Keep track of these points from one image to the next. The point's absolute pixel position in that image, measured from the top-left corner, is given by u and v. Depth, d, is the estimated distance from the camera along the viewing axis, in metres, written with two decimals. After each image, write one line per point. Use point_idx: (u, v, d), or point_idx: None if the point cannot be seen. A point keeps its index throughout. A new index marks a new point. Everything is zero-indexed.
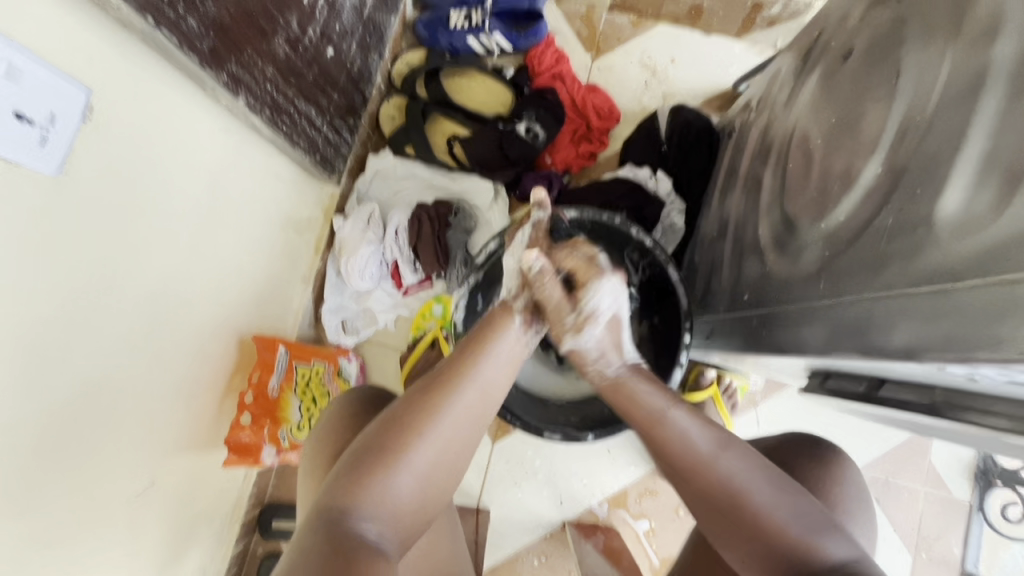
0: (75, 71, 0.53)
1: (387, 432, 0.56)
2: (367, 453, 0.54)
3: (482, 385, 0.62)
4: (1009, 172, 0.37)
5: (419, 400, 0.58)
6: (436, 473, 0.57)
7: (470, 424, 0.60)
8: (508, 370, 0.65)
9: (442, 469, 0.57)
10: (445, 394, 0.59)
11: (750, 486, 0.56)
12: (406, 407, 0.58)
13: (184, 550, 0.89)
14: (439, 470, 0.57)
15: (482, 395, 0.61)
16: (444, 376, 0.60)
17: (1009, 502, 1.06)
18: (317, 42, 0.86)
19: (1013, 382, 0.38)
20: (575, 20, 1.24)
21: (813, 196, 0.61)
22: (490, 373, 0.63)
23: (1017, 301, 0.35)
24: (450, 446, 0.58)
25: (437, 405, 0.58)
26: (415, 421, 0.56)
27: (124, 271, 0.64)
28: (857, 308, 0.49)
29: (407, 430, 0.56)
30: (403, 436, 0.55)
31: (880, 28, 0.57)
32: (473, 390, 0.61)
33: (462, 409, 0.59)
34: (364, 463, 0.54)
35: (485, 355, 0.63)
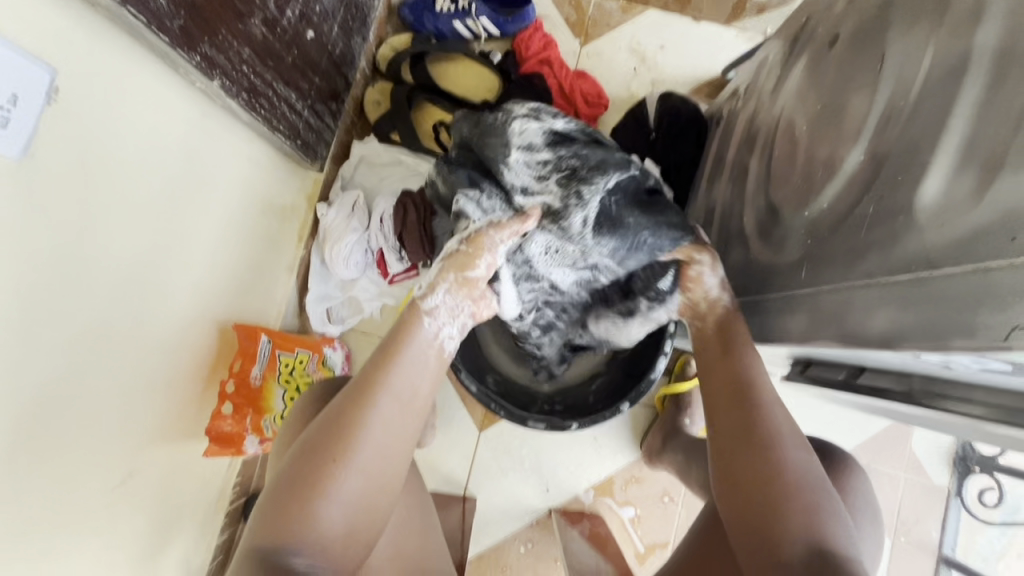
0: (37, 50, 0.51)
1: (303, 461, 0.54)
2: (284, 489, 0.53)
3: (398, 391, 0.60)
4: (987, 158, 0.37)
5: (336, 424, 0.56)
6: (368, 489, 0.55)
7: (398, 433, 0.58)
8: (427, 371, 0.63)
9: (373, 483, 0.56)
10: (365, 405, 0.57)
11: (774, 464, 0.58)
12: (322, 428, 0.56)
13: (167, 540, 0.89)
14: (372, 486, 0.56)
15: (400, 402, 0.59)
16: (359, 388, 0.59)
17: (986, 489, 1.09)
18: (296, 23, 0.84)
19: (986, 370, 0.38)
20: (564, 5, 1.22)
21: (797, 185, 0.61)
22: (412, 378, 0.61)
23: (988, 289, 0.35)
24: (380, 461, 0.56)
25: (352, 421, 0.56)
26: (332, 445, 0.55)
27: (95, 258, 0.63)
28: (837, 296, 0.49)
29: (324, 456, 0.54)
30: (322, 462, 0.54)
31: (865, 14, 0.56)
32: (388, 394, 0.59)
33: (380, 416, 0.57)
34: (282, 500, 0.52)
35: (397, 364, 0.61)
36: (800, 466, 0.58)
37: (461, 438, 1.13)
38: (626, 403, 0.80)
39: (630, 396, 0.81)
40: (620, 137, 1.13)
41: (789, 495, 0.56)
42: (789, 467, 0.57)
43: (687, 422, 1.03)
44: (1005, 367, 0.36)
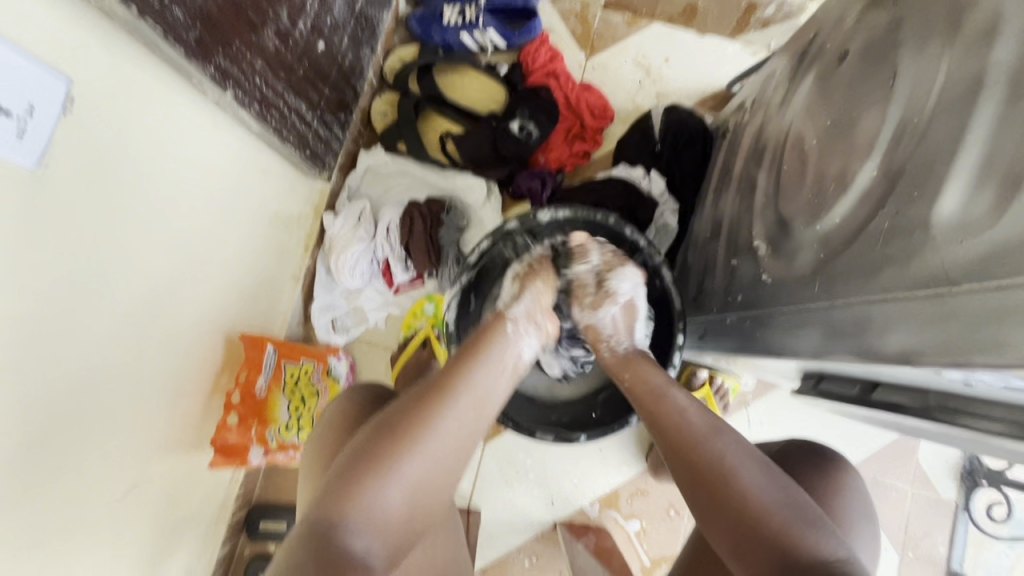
0: (54, 61, 0.51)
1: (377, 439, 0.56)
2: (357, 462, 0.54)
3: (478, 391, 0.62)
4: (1007, 175, 0.37)
5: (416, 410, 0.58)
6: (428, 479, 0.56)
7: (465, 434, 0.59)
8: (501, 377, 0.65)
9: (436, 476, 0.57)
10: (445, 401, 0.59)
11: (754, 491, 0.57)
12: (398, 412, 0.58)
13: (169, 553, 0.88)
14: (433, 477, 0.56)
15: (476, 405, 0.61)
16: (439, 383, 0.61)
17: (994, 502, 1.07)
18: (308, 35, 0.85)
19: (1008, 387, 0.38)
20: (570, 18, 1.23)
21: (808, 199, 0.61)
22: (487, 384, 0.63)
23: (1010, 306, 0.34)
24: (444, 456, 0.57)
25: (431, 410, 0.58)
26: (404, 429, 0.56)
27: (105, 268, 0.63)
28: (852, 311, 0.49)
29: (399, 440, 0.55)
30: (394, 443, 0.55)
31: (876, 31, 0.57)
32: (468, 394, 0.61)
33: (457, 415, 0.59)
34: (351, 473, 0.53)
35: (479, 363, 0.64)
36: (762, 493, 0.56)
37: None
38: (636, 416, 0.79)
39: None
40: (625, 149, 1.14)
41: (775, 524, 0.54)
42: (754, 495, 0.56)
43: None
44: None
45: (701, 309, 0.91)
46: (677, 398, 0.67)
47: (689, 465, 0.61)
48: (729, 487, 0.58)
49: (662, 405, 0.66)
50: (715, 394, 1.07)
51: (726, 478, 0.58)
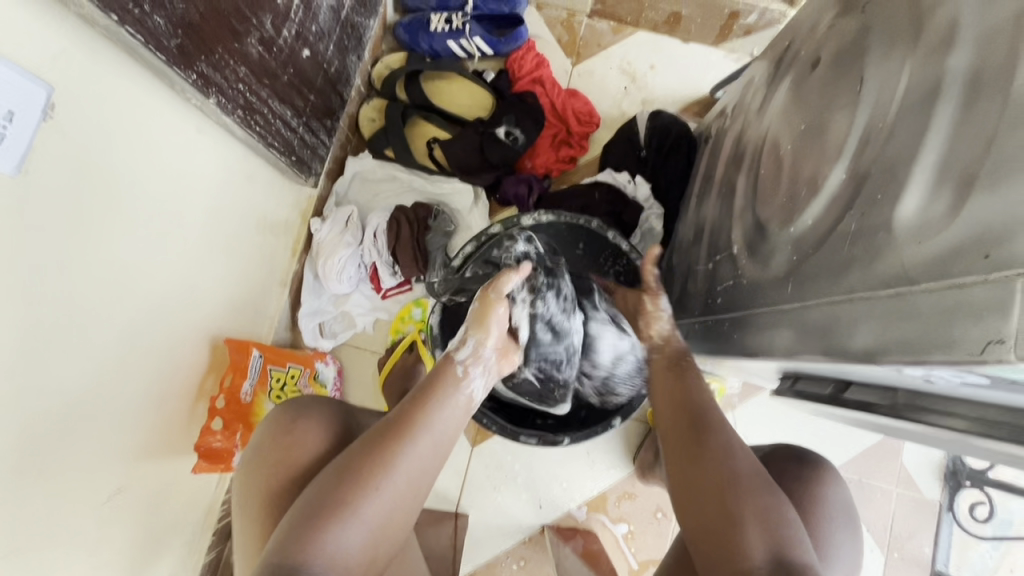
0: (33, 68, 0.51)
1: (336, 482, 0.55)
2: (317, 507, 0.54)
3: (438, 428, 0.60)
4: (962, 177, 0.38)
5: (373, 445, 0.58)
6: (387, 521, 0.56)
7: (425, 474, 0.59)
8: (461, 413, 0.63)
9: (394, 518, 0.57)
10: (403, 438, 0.58)
11: (750, 481, 0.57)
12: (357, 454, 0.57)
13: (152, 560, 0.87)
14: (392, 518, 0.56)
15: (436, 445, 0.60)
16: (402, 416, 0.60)
17: (977, 503, 1.09)
18: (292, 42, 0.85)
19: (968, 384, 0.39)
20: (556, 25, 1.25)
21: (782, 202, 0.62)
22: (448, 422, 0.61)
23: (963, 304, 0.35)
24: (402, 495, 0.57)
25: (389, 447, 0.57)
26: (363, 472, 0.56)
27: (87, 272, 0.63)
28: (821, 311, 0.50)
29: (356, 479, 0.55)
30: (355, 485, 0.55)
31: (845, 38, 0.58)
32: (430, 430, 0.60)
33: (416, 450, 0.58)
34: (310, 518, 0.53)
35: (441, 401, 0.62)
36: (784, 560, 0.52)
37: (453, 453, 1.12)
38: (619, 419, 0.82)
39: (622, 411, 0.84)
40: (611, 154, 1.15)
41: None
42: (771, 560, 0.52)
43: None
44: (983, 380, 0.36)
45: (684, 312, 0.92)
46: (727, 437, 0.61)
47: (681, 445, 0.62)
48: (746, 547, 0.53)
49: (707, 458, 0.59)
50: None
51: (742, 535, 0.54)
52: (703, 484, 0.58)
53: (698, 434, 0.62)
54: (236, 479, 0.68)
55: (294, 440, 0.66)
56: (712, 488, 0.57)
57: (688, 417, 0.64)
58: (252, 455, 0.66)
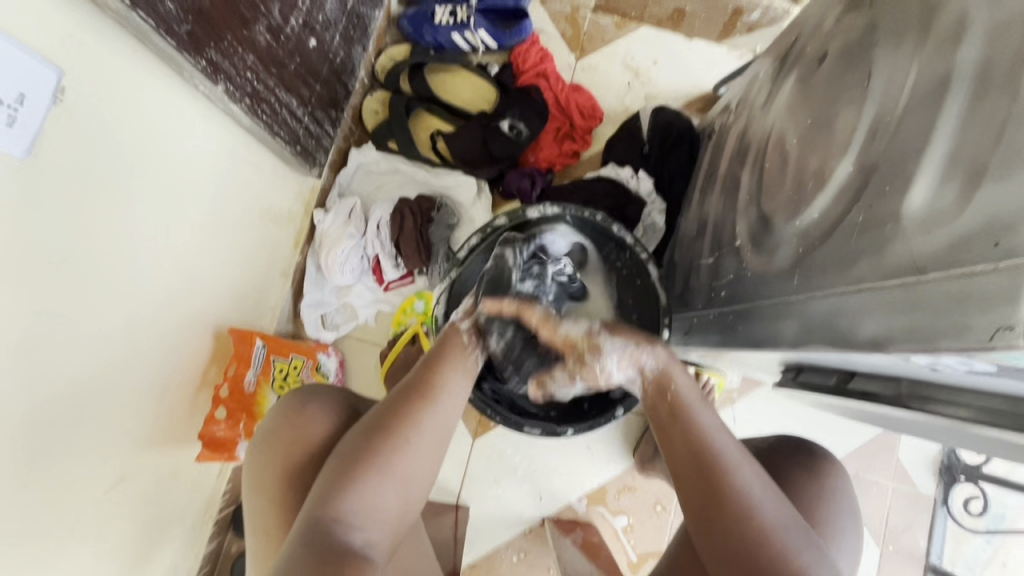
0: (44, 51, 0.51)
1: (364, 443, 0.58)
2: (349, 465, 0.57)
3: (455, 396, 0.64)
4: (971, 168, 0.39)
5: (400, 410, 0.60)
6: (417, 478, 0.59)
7: (447, 433, 0.62)
8: (474, 377, 0.67)
9: (422, 475, 0.60)
10: (426, 401, 0.61)
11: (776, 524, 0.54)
12: (382, 416, 0.60)
13: (154, 549, 0.87)
14: (420, 476, 0.59)
15: (454, 403, 0.64)
16: (422, 383, 0.63)
17: (971, 497, 1.10)
18: (299, 31, 0.85)
19: (972, 371, 0.39)
20: (560, 20, 1.25)
21: (788, 196, 0.63)
22: (463, 381, 0.65)
23: (972, 292, 0.36)
24: (427, 457, 0.60)
25: (414, 411, 0.60)
26: (392, 431, 0.59)
27: (94, 258, 0.63)
28: (829, 301, 0.50)
29: (386, 439, 0.58)
30: (383, 445, 0.58)
31: (853, 33, 0.59)
32: (449, 398, 0.63)
33: (438, 415, 0.62)
34: (341, 478, 0.56)
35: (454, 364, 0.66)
36: (779, 522, 0.54)
37: (454, 446, 1.13)
38: (621, 409, 0.83)
39: (624, 401, 0.84)
40: (613, 149, 1.16)
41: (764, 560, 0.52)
42: (770, 525, 0.54)
43: None
44: (990, 368, 0.37)
45: (686, 305, 0.93)
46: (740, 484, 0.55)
47: (696, 485, 0.57)
48: None
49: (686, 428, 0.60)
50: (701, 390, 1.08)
51: (738, 503, 0.55)
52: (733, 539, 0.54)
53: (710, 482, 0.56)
54: (248, 460, 0.68)
55: (305, 418, 0.66)
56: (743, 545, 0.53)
57: (689, 459, 0.58)
58: (263, 437, 0.67)
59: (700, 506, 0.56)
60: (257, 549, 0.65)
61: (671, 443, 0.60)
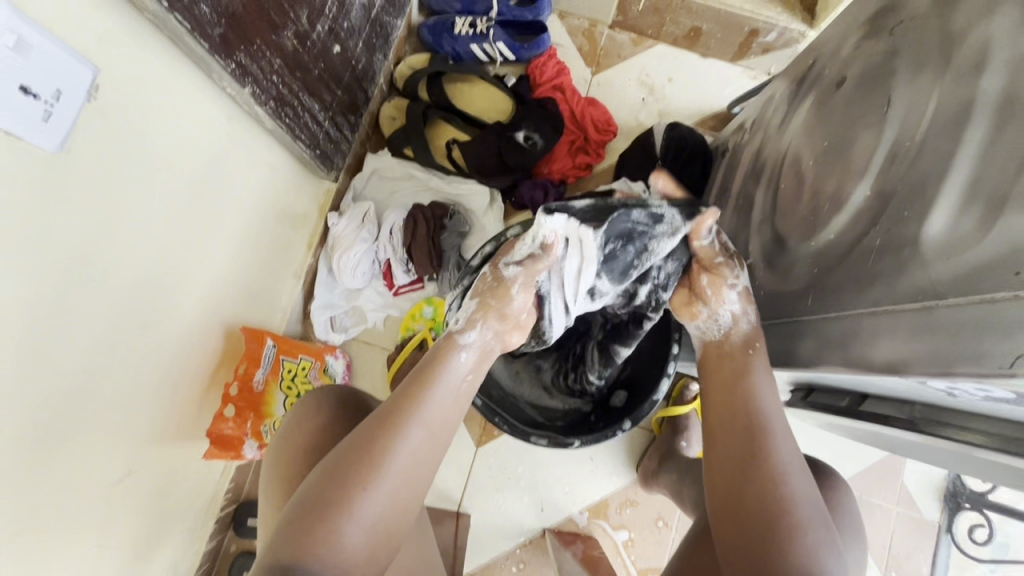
0: (81, 48, 0.52)
1: (331, 480, 0.54)
2: (310, 506, 0.53)
3: (430, 422, 0.59)
4: (992, 196, 0.40)
5: (367, 442, 0.56)
6: (386, 516, 0.55)
7: (425, 461, 0.58)
8: (457, 403, 0.62)
9: (394, 511, 0.56)
10: (395, 432, 0.57)
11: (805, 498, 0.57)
12: (346, 451, 0.56)
13: (155, 545, 0.87)
14: (389, 514, 0.55)
15: (431, 433, 0.58)
16: (395, 410, 0.58)
17: (976, 525, 1.09)
18: (324, 38, 0.87)
19: (989, 398, 0.40)
20: (578, 35, 1.27)
21: (804, 217, 0.63)
22: (440, 409, 0.60)
23: (994, 319, 0.36)
24: (399, 489, 0.56)
25: (383, 443, 0.56)
26: (356, 466, 0.54)
27: (116, 253, 0.64)
28: (843, 322, 0.51)
29: (351, 478, 0.54)
30: (346, 483, 0.54)
31: (871, 59, 0.60)
32: (422, 425, 0.58)
33: (409, 447, 0.57)
34: (304, 520, 0.52)
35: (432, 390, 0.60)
36: (807, 502, 0.56)
37: (457, 453, 1.13)
38: (629, 422, 0.80)
39: (633, 415, 0.82)
40: (627, 164, 1.16)
41: (788, 528, 0.54)
42: (800, 504, 0.56)
43: (685, 446, 1.02)
44: (1008, 395, 0.37)
45: None
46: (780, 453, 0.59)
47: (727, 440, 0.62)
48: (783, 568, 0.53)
49: (738, 399, 0.63)
50: None
51: (776, 473, 0.58)
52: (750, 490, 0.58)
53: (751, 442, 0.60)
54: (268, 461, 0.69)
55: (311, 426, 0.67)
56: (759, 498, 0.57)
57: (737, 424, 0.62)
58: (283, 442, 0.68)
59: (731, 468, 0.60)
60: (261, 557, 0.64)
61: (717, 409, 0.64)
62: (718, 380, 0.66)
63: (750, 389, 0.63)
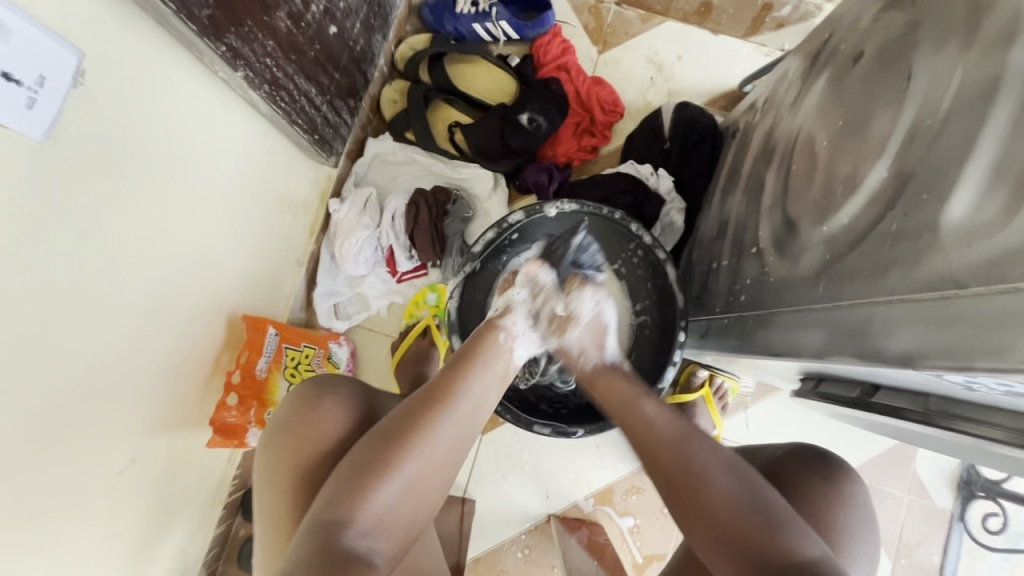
0: (65, 32, 0.51)
1: (379, 446, 0.58)
2: (359, 467, 0.56)
3: (474, 398, 0.64)
4: (1018, 179, 0.37)
5: (416, 413, 0.60)
6: (428, 483, 0.59)
7: (463, 436, 0.62)
8: (497, 384, 0.67)
9: (434, 479, 0.59)
10: (442, 407, 0.61)
11: (732, 495, 0.57)
12: (395, 421, 0.59)
13: (164, 531, 0.88)
14: (430, 480, 0.59)
15: (473, 409, 0.63)
16: (441, 387, 0.63)
17: (990, 514, 1.07)
18: (320, 19, 0.84)
19: (1010, 393, 0.37)
20: (584, 12, 1.22)
21: (816, 200, 0.61)
22: (481, 389, 0.64)
23: (1016, 311, 0.34)
24: (441, 459, 0.60)
25: (431, 415, 0.60)
26: (407, 437, 0.58)
27: (109, 242, 0.63)
28: (857, 313, 0.48)
29: (401, 444, 0.58)
30: (395, 449, 0.57)
31: (892, 31, 0.56)
32: (468, 401, 0.63)
33: (454, 419, 0.61)
34: (353, 481, 0.55)
35: (478, 368, 0.65)
36: (730, 495, 0.57)
37: None
38: None
39: None
40: (633, 147, 1.13)
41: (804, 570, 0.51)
42: (728, 499, 0.57)
43: None
44: None
45: (702, 308, 0.91)
46: (697, 451, 0.61)
47: (658, 466, 0.62)
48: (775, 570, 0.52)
49: (631, 415, 0.66)
50: (714, 393, 1.06)
51: (697, 472, 0.59)
52: (719, 533, 0.56)
53: (668, 457, 0.61)
54: (262, 447, 0.68)
55: (318, 412, 0.66)
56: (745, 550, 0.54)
57: (656, 445, 0.63)
58: (276, 429, 0.67)
59: (670, 492, 0.60)
60: (263, 547, 0.63)
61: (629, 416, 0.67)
62: (630, 416, 0.66)
63: (639, 407, 0.66)
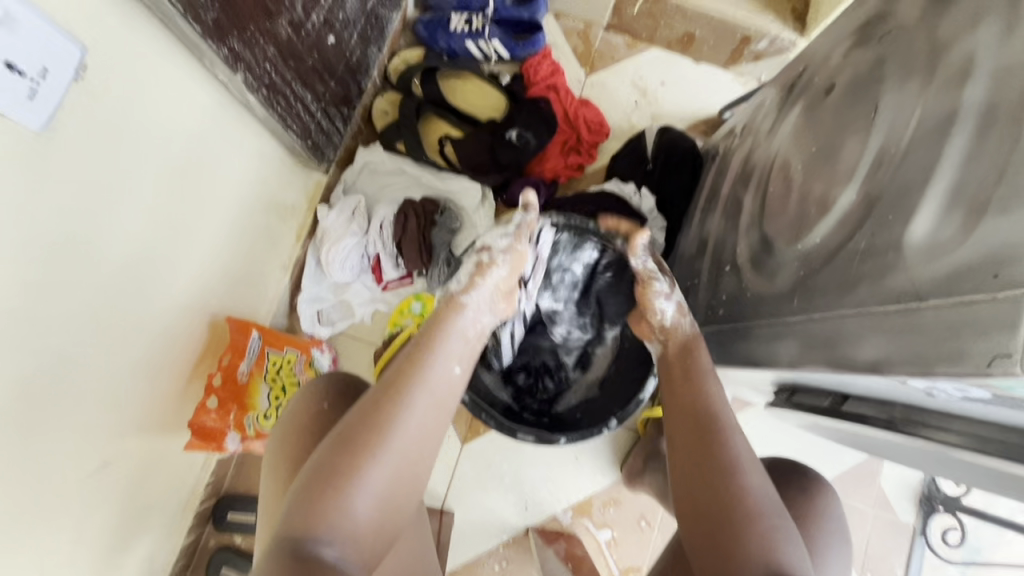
0: (70, 27, 0.52)
1: (341, 449, 0.57)
2: (316, 477, 0.56)
3: (434, 390, 0.64)
4: (973, 202, 0.41)
5: (374, 411, 0.60)
6: (393, 485, 0.59)
7: (427, 428, 0.62)
8: (456, 374, 0.67)
9: (401, 482, 0.59)
10: (402, 400, 0.61)
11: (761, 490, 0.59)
12: (357, 419, 0.60)
13: (132, 538, 0.85)
14: (396, 488, 0.59)
15: (434, 400, 0.64)
16: (397, 379, 0.63)
17: (948, 527, 1.12)
18: (319, 28, 0.86)
19: (968, 398, 0.41)
20: (573, 36, 1.27)
21: (791, 219, 0.64)
22: (439, 378, 0.65)
23: (972, 320, 0.37)
24: (405, 459, 0.60)
25: (390, 408, 0.61)
26: (368, 437, 0.58)
27: (97, 236, 0.62)
28: (829, 324, 0.51)
29: (362, 446, 0.58)
30: (356, 453, 0.57)
31: (861, 68, 0.61)
32: (428, 392, 0.63)
33: (416, 415, 0.61)
34: (316, 488, 0.55)
35: (434, 360, 0.66)
36: (763, 497, 0.58)
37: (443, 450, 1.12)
38: (615, 421, 0.82)
39: (620, 413, 0.84)
40: (618, 167, 1.17)
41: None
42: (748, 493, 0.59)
43: None
44: (984, 395, 0.38)
45: None
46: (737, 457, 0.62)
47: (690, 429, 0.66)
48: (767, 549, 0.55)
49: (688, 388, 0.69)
50: None
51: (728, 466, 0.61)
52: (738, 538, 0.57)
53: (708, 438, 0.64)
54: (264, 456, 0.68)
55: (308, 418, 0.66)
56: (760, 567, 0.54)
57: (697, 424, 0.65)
58: (275, 435, 0.67)
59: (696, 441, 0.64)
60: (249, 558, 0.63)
61: (676, 411, 0.68)
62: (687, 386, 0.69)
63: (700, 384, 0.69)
